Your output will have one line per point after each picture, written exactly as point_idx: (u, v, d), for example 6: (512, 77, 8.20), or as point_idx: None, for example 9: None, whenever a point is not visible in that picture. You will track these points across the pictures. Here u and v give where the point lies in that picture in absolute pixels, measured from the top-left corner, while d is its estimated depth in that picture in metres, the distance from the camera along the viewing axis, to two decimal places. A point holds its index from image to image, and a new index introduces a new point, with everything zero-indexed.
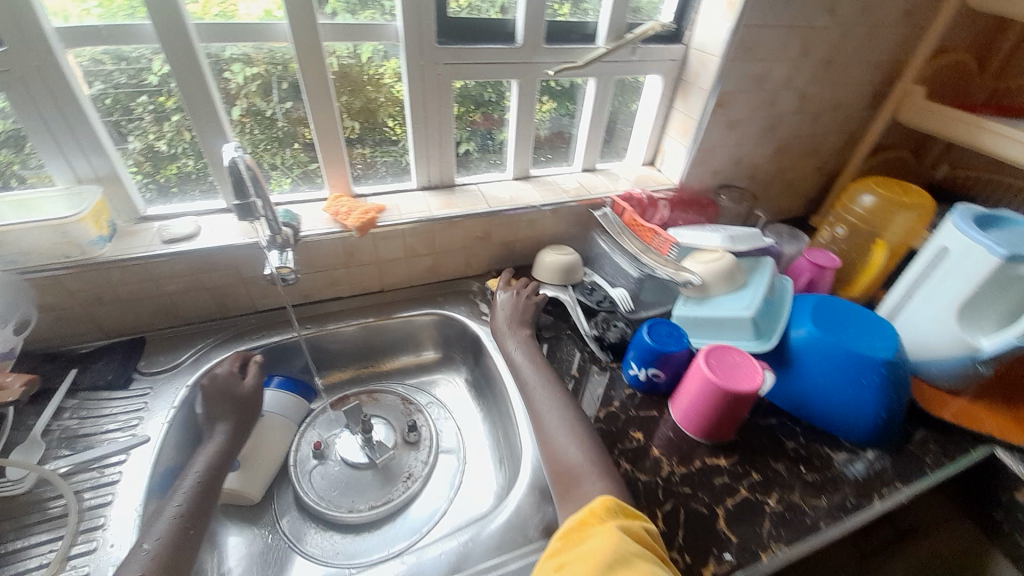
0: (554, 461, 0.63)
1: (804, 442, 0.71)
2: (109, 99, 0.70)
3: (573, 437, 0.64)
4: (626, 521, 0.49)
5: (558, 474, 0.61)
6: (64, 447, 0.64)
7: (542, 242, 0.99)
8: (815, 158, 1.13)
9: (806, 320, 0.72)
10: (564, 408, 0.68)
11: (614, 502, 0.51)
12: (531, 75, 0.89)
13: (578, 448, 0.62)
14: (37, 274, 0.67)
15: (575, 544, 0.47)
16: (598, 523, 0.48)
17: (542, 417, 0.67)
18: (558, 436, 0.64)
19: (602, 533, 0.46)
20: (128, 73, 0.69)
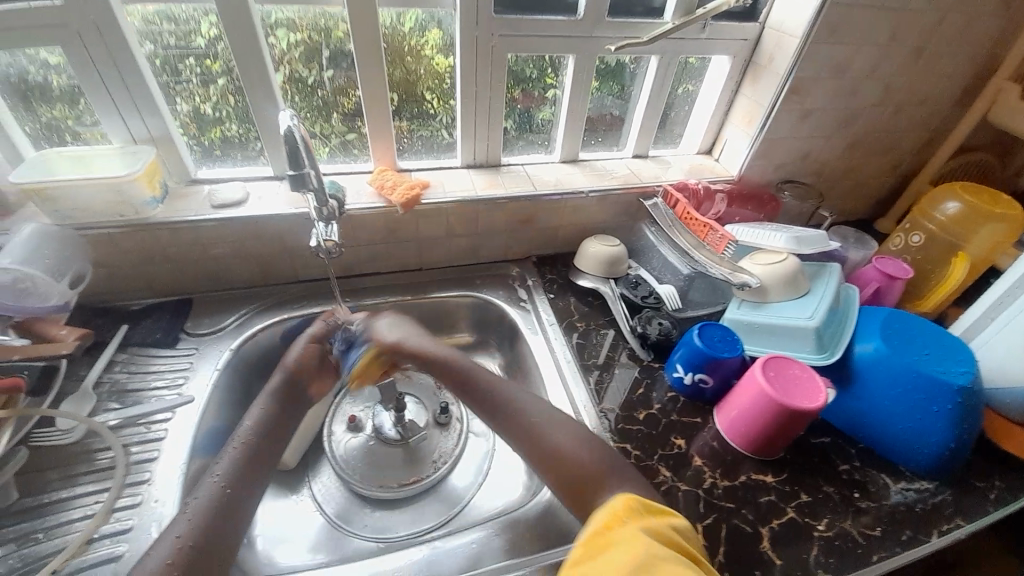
0: (556, 471, 0.54)
1: (859, 465, 0.67)
2: (163, 59, 0.69)
3: (573, 439, 0.55)
4: (661, 521, 0.38)
5: (571, 485, 0.52)
6: (115, 400, 0.66)
7: (587, 230, 0.95)
8: (891, 156, 1.04)
9: (874, 334, 0.67)
10: (543, 406, 0.59)
11: (638, 498, 0.40)
12: (590, 50, 0.83)
13: (584, 450, 0.54)
14: (91, 230, 0.68)
15: (596, 554, 0.36)
16: (625, 527, 0.37)
17: (528, 419, 0.58)
18: (557, 439, 0.55)
19: (631, 539, 0.36)
20: (176, 35, 0.68)
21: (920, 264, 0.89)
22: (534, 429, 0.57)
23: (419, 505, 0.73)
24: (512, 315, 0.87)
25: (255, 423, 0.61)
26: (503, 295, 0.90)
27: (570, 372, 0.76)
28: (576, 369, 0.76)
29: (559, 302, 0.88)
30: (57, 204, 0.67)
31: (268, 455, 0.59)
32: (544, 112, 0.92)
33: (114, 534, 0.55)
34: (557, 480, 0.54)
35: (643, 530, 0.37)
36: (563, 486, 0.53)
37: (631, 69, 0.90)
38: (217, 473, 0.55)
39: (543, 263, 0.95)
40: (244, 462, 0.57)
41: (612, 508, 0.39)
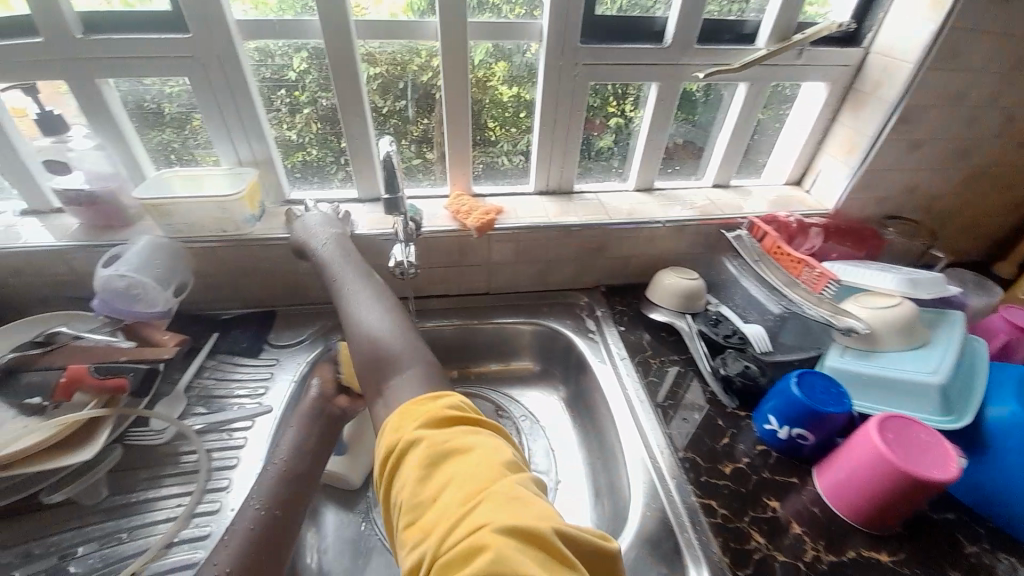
0: (366, 346, 0.53)
1: (998, 553, 0.56)
2: (271, 90, 0.76)
3: (394, 324, 0.55)
4: (426, 405, 0.41)
5: (376, 360, 0.51)
6: (201, 405, 0.70)
7: (661, 261, 0.90)
8: (1017, 192, 0.91)
9: (1009, 396, 0.57)
10: (382, 296, 0.60)
11: (417, 397, 0.43)
12: (674, 78, 0.81)
13: (399, 333, 0.54)
14: (195, 243, 0.74)
15: (397, 475, 0.37)
16: (408, 424, 0.40)
17: (361, 305, 0.58)
18: (378, 321, 0.55)
19: (409, 440, 0.38)
20: (273, 68, 0.74)
21: None
22: (360, 312, 0.58)
23: None
24: (580, 345, 0.83)
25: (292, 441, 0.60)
26: (571, 324, 0.87)
27: (643, 412, 0.70)
28: (651, 410, 0.71)
29: (630, 335, 0.83)
30: (170, 218, 0.73)
31: (308, 475, 0.58)
32: (603, 140, 0.89)
33: (192, 540, 0.56)
34: (361, 354, 0.53)
35: (419, 420, 0.40)
36: (365, 360, 0.52)
37: (699, 97, 0.86)
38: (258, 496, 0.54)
39: (612, 294, 0.92)
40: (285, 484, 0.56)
41: (389, 423, 0.41)
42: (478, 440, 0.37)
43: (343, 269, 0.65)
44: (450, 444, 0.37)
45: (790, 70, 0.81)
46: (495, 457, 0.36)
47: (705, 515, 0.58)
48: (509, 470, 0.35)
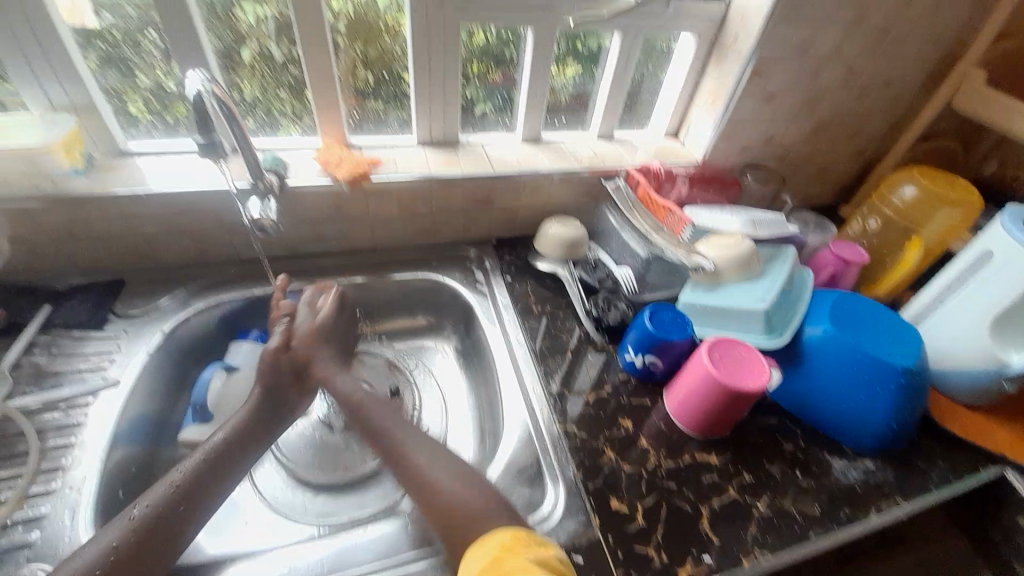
0: (444, 510, 0.50)
1: (804, 445, 0.66)
2: (120, 31, 0.67)
3: (459, 479, 0.53)
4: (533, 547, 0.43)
5: (458, 525, 0.49)
6: (33, 384, 0.63)
7: (547, 211, 0.92)
8: (855, 141, 1.03)
9: (823, 317, 0.67)
10: (441, 448, 0.57)
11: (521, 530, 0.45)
12: (550, 24, 0.80)
13: (473, 489, 0.51)
14: (7, 204, 0.64)
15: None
16: (515, 555, 0.42)
17: (415, 457, 0.55)
18: (441, 477, 0.53)
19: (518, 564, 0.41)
20: (138, 6, 0.65)
21: (876, 249, 0.89)
22: (418, 466, 0.55)
23: (365, 491, 0.70)
24: (468, 297, 0.85)
25: (229, 433, 0.58)
26: (460, 277, 0.88)
27: (522, 357, 0.74)
28: (529, 353, 0.74)
29: (517, 285, 0.86)
30: None
31: (235, 466, 0.56)
32: (512, 95, 0.90)
33: (27, 521, 0.53)
34: (441, 524, 0.50)
35: (530, 556, 0.42)
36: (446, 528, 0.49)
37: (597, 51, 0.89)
38: (175, 477, 0.52)
39: (502, 246, 0.93)
40: (208, 469, 0.54)
41: (498, 539, 0.44)
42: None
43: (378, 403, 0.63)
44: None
45: (660, 22, 0.83)
46: None
47: (566, 438, 0.64)
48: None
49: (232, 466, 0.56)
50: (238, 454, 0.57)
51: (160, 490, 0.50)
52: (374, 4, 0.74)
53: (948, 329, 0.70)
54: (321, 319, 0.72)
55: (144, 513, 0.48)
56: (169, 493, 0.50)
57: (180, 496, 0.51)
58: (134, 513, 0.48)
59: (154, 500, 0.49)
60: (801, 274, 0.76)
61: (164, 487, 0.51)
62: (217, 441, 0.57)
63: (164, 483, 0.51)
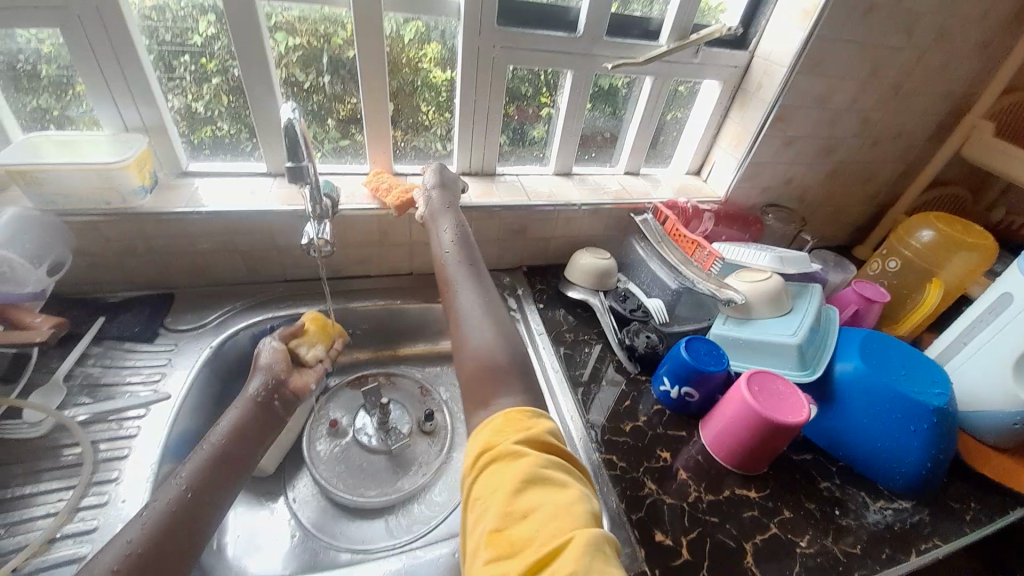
0: (475, 360, 0.53)
1: (839, 483, 0.67)
2: (156, 57, 0.70)
3: (499, 340, 0.55)
4: (518, 428, 0.42)
5: (476, 377, 0.51)
6: (85, 395, 0.64)
7: (577, 242, 0.96)
8: (869, 185, 1.07)
9: (853, 354, 0.69)
10: (497, 314, 0.59)
11: (513, 410, 0.44)
12: (587, 67, 0.85)
13: (489, 332, 0.56)
14: (74, 217, 0.67)
15: (487, 468, 0.39)
16: (509, 436, 0.41)
17: (459, 298, 0.61)
18: (486, 338, 0.55)
19: (511, 451, 0.39)
20: (172, 31, 0.68)
21: (896, 289, 0.91)
22: (467, 330, 0.56)
23: (399, 517, 0.70)
24: None
25: (232, 425, 0.57)
26: None
27: (558, 383, 0.75)
28: (565, 380, 0.76)
29: (549, 312, 0.89)
30: (42, 187, 0.65)
31: (242, 461, 0.55)
32: (539, 130, 0.94)
33: (78, 534, 0.53)
34: (467, 376, 0.52)
35: (523, 434, 0.41)
36: (470, 372, 0.52)
37: (625, 92, 0.93)
38: (182, 475, 0.51)
39: (533, 274, 0.96)
40: (214, 467, 0.53)
41: (492, 423, 0.43)
42: (554, 475, 0.38)
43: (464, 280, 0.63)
44: (537, 475, 0.38)
45: (689, 67, 0.89)
46: (564, 492, 0.37)
47: (606, 468, 0.64)
48: (586, 522, 0.35)
49: (240, 463, 0.55)
50: (263, 430, 0.60)
51: (172, 489, 0.49)
52: (402, 38, 0.77)
53: (976, 371, 0.72)
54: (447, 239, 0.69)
55: (151, 518, 0.46)
56: (181, 490, 0.49)
57: (192, 489, 0.50)
58: (145, 514, 0.46)
59: (166, 501, 0.48)
60: (830, 313, 0.78)
61: (173, 485, 0.50)
62: (224, 433, 0.56)
63: (171, 486, 0.49)
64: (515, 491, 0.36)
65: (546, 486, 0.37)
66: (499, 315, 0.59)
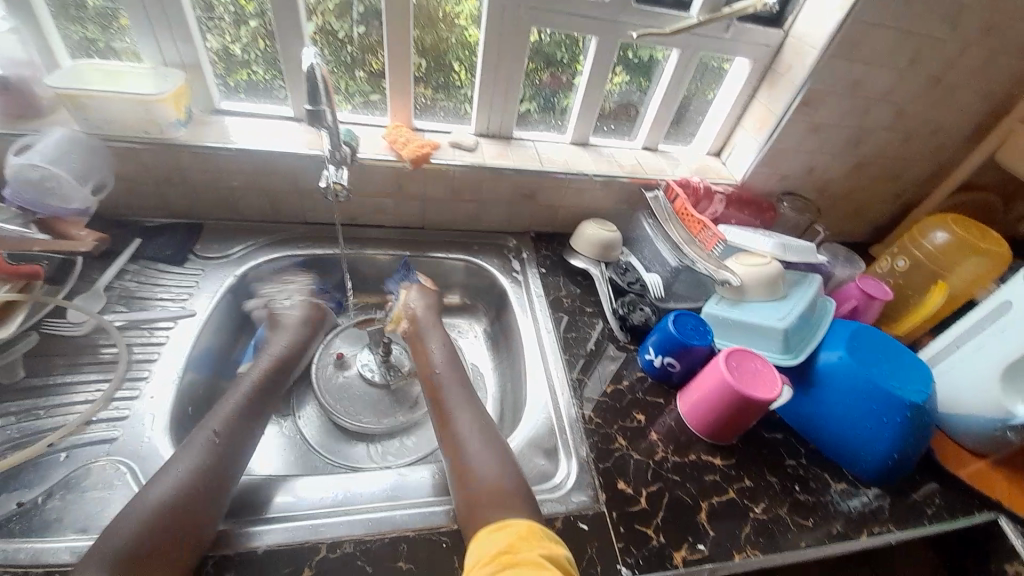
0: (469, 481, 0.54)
1: (805, 462, 0.70)
2: None
3: (490, 449, 0.58)
4: (541, 541, 0.47)
5: (481, 496, 0.52)
6: (122, 304, 0.72)
7: (587, 213, 0.97)
8: (895, 183, 1.05)
9: (839, 344, 0.70)
10: (485, 424, 0.62)
11: (534, 523, 0.49)
12: (613, 35, 0.84)
13: (492, 456, 0.56)
14: (118, 142, 0.72)
15: (504, 570, 0.44)
16: (528, 547, 0.46)
17: (459, 417, 0.62)
18: (477, 449, 0.57)
19: (531, 561, 0.44)
20: None
21: (901, 288, 0.91)
22: (460, 435, 0.59)
23: (391, 444, 0.77)
24: (503, 282, 0.90)
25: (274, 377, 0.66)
26: (497, 264, 0.93)
27: (549, 343, 0.80)
28: (556, 342, 0.80)
29: (550, 278, 0.91)
30: (87, 113, 0.70)
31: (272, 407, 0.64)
32: (566, 98, 0.95)
33: (111, 420, 0.61)
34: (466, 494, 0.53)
35: (541, 551, 0.45)
36: (472, 496, 0.53)
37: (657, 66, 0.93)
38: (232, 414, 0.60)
39: (539, 240, 0.98)
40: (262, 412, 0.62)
41: (514, 528, 0.48)
42: None
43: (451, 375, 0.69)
44: None
45: (720, 43, 0.87)
46: None
47: (583, 422, 0.69)
48: None
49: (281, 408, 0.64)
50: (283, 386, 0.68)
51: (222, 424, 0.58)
52: None
53: (961, 376, 0.72)
54: (425, 307, 0.80)
55: (212, 441, 0.56)
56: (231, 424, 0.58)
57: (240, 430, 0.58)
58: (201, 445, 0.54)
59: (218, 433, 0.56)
60: (826, 303, 0.79)
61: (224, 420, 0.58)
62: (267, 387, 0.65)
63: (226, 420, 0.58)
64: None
65: None
66: (484, 422, 0.62)
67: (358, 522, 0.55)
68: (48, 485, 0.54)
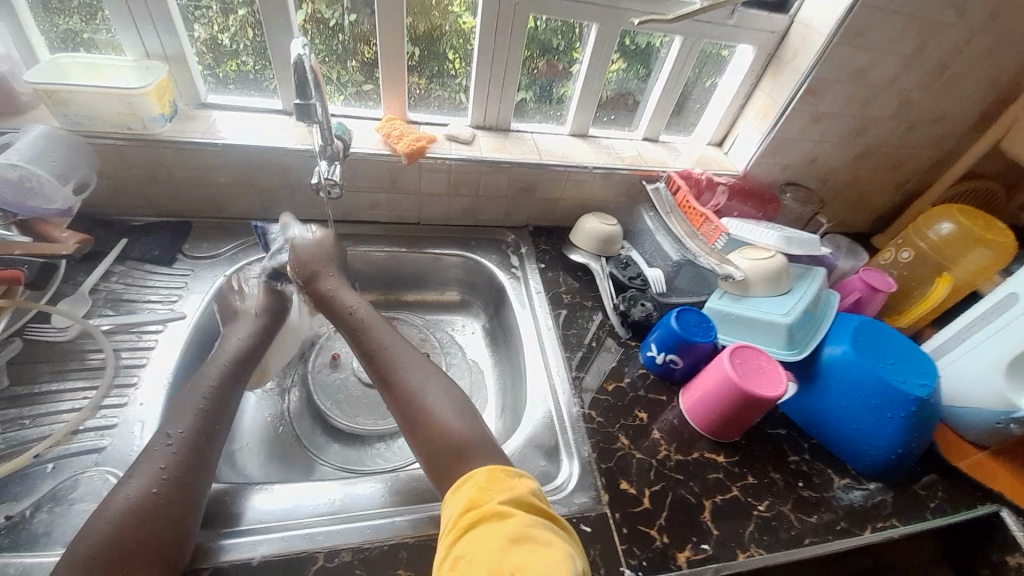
0: (430, 437, 0.52)
1: (809, 458, 0.70)
2: None
3: (448, 403, 0.56)
4: (504, 485, 0.44)
5: (445, 452, 0.51)
6: (108, 308, 0.70)
7: (587, 206, 0.95)
8: (898, 172, 1.03)
9: (844, 339, 0.69)
10: (437, 378, 0.59)
11: (497, 465, 0.46)
12: (612, 22, 0.81)
13: (453, 410, 0.55)
14: (100, 140, 0.70)
15: (471, 528, 0.40)
16: (492, 494, 0.43)
17: (409, 379, 0.58)
18: (433, 404, 0.55)
19: (497, 511, 0.41)
20: None
21: (905, 280, 0.90)
22: (413, 391, 0.57)
23: (390, 445, 0.76)
24: (502, 278, 0.89)
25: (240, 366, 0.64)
26: (496, 259, 0.92)
27: (549, 340, 0.78)
28: (556, 339, 0.79)
29: (550, 273, 0.90)
30: (68, 108, 0.67)
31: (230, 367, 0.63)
32: (564, 87, 0.92)
33: (99, 428, 0.59)
34: (431, 451, 0.52)
35: (504, 493, 0.43)
36: (434, 452, 0.51)
37: (659, 53, 0.90)
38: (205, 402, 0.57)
39: (538, 234, 0.96)
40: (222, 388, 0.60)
41: (475, 480, 0.45)
42: (537, 530, 0.39)
43: (379, 328, 0.65)
44: (523, 531, 0.39)
45: (723, 30, 0.84)
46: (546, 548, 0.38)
47: (584, 421, 0.68)
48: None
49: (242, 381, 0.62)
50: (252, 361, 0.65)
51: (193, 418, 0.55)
52: None
53: (966, 370, 0.72)
54: (320, 249, 0.74)
55: (184, 439, 0.53)
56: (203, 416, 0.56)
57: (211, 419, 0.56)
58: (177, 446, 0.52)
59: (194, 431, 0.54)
60: (830, 297, 0.78)
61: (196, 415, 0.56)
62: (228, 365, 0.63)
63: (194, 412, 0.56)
64: (491, 544, 0.38)
65: (534, 542, 0.38)
66: (434, 376, 0.59)
67: (356, 529, 0.54)
68: (36, 497, 0.52)
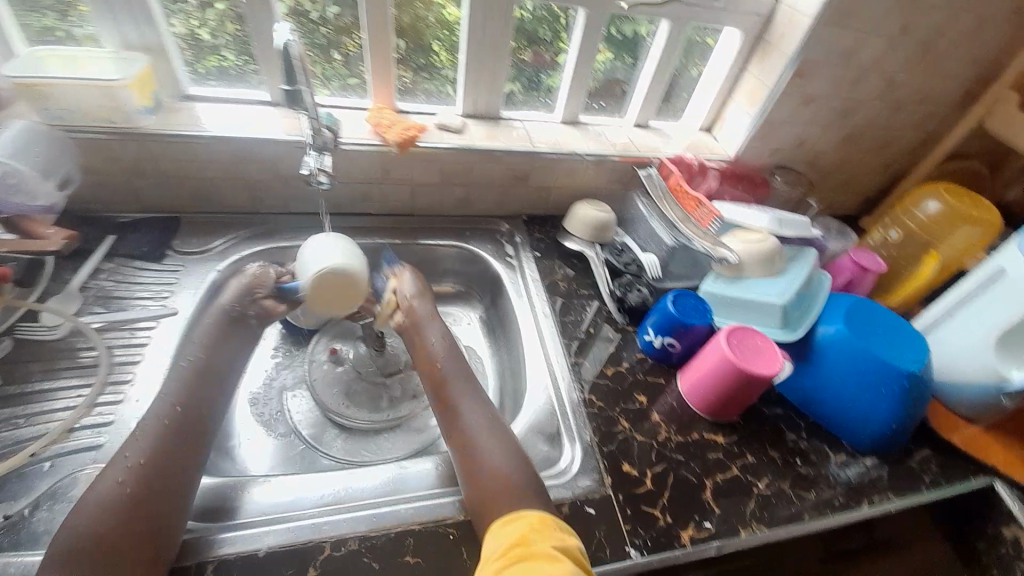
0: (478, 475, 0.53)
1: (805, 436, 0.71)
2: None
3: (498, 440, 0.56)
4: (553, 532, 0.47)
5: (494, 494, 0.52)
6: (99, 305, 0.68)
7: (580, 193, 0.95)
8: (885, 153, 1.04)
9: (837, 318, 0.70)
10: (490, 409, 0.60)
11: (546, 515, 0.49)
12: (601, 6, 0.80)
13: (504, 451, 0.55)
14: (81, 134, 0.68)
15: (518, 560, 0.44)
16: (542, 538, 0.46)
17: (465, 413, 0.59)
18: (485, 440, 0.56)
19: (546, 551, 0.44)
20: None
21: (894, 260, 0.91)
22: (467, 425, 0.57)
23: (391, 437, 0.76)
24: (497, 268, 0.89)
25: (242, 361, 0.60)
26: (490, 249, 0.91)
27: (547, 328, 0.78)
28: (554, 326, 0.79)
29: (545, 261, 0.90)
30: (49, 102, 0.65)
31: None
32: (552, 77, 0.92)
33: (95, 425, 0.58)
34: (478, 491, 0.52)
35: (554, 542, 0.46)
36: (480, 492, 0.52)
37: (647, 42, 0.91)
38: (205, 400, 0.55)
39: (532, 223, 0.96)
40: None
41: (527, 519, 0.48)
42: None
43: (452, 364, 0.65)
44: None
45: (712, 13, 0.84)
46: None
47: (585, 406, 0.68)
48: None
49: None
50: None
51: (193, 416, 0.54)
52: None
53: (957, 345, 0.73)
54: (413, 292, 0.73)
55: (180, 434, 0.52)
56: None
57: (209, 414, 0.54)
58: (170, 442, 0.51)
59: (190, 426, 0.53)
60: (823, 278, 0.79)
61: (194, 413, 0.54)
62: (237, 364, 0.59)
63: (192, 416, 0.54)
64: None
65: None
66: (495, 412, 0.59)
67: (361, 518, 0.54)
68: (34, 496, 0.51)
